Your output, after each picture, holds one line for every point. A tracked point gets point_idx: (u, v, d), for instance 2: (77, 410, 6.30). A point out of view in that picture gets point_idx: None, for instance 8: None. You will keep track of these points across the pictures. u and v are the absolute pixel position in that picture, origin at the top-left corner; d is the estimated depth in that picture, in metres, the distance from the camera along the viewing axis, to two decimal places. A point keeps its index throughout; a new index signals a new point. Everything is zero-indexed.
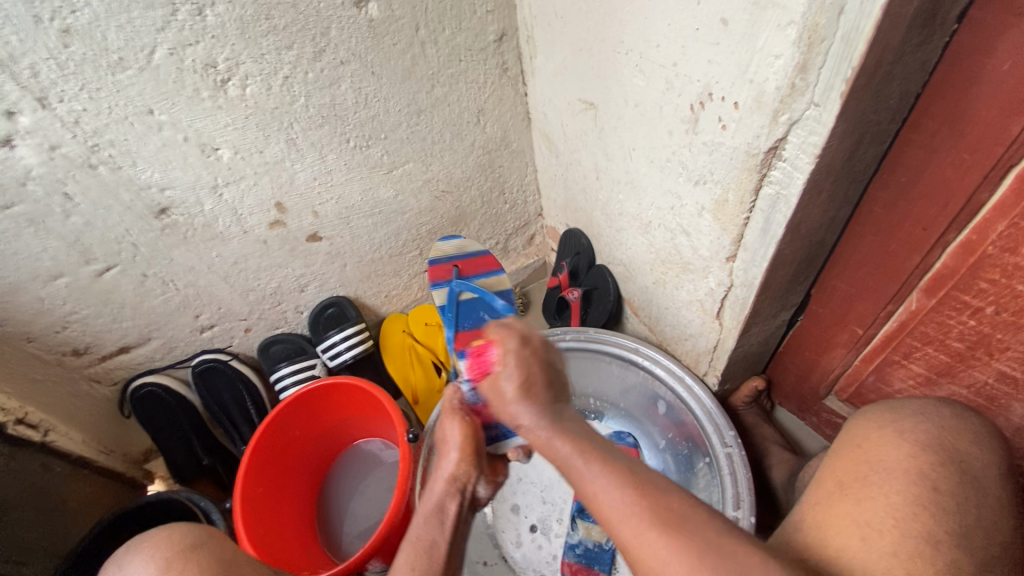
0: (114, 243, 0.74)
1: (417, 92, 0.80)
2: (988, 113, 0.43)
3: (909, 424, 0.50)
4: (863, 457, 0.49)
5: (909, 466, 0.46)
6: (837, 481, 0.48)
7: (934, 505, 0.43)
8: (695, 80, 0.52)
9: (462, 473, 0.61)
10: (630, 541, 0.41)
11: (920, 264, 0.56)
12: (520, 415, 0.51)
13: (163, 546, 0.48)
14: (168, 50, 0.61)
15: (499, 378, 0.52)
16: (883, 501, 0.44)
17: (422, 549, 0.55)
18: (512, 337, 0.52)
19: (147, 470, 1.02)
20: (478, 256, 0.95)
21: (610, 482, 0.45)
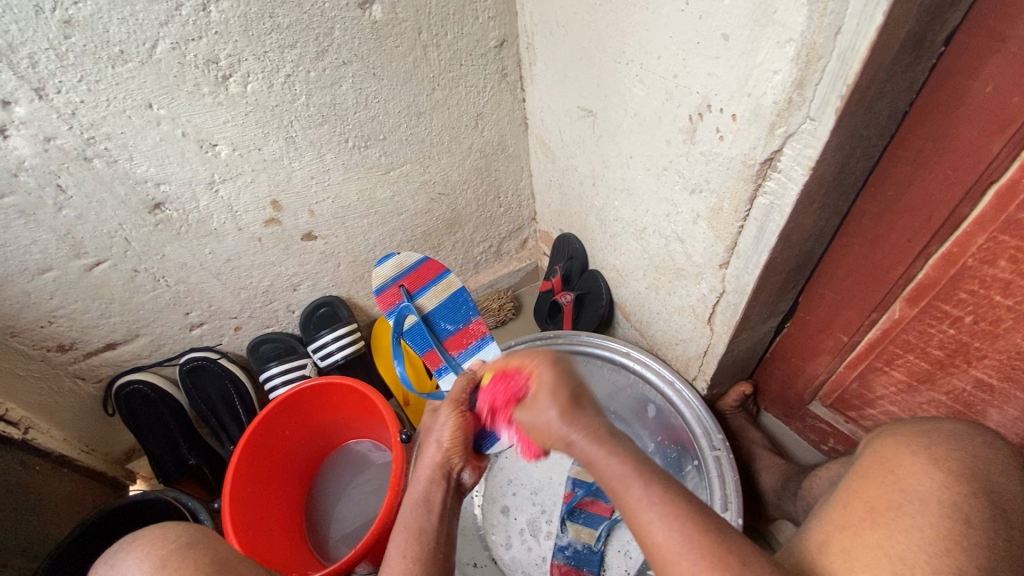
0: (106, 237, 0.73)
1: (417, 94, 0.80)
2: (972, 132, 0.46)
3: (943, 452, 0.49)
4: (894, 483, 0.48)
5: (940, 498, 0.45)
6: (866, 506, 0.47)
7: (966, 541, 0.43)
8: (694, 91, 0.54)
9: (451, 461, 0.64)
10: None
11: (903, 275, 0.58)
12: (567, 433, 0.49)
13: (156, 544, 0.47)
14: (170, 44, 0.61)
15: (540, 394, 0.52)
16: (917, 535, 0.44)
17: (412, 534, 0.55)
18: (545, 357, 0.55)
19: (129, 470, 1.00)
20: (417, 269, 0.94)
21: (667, 510, 0.42)
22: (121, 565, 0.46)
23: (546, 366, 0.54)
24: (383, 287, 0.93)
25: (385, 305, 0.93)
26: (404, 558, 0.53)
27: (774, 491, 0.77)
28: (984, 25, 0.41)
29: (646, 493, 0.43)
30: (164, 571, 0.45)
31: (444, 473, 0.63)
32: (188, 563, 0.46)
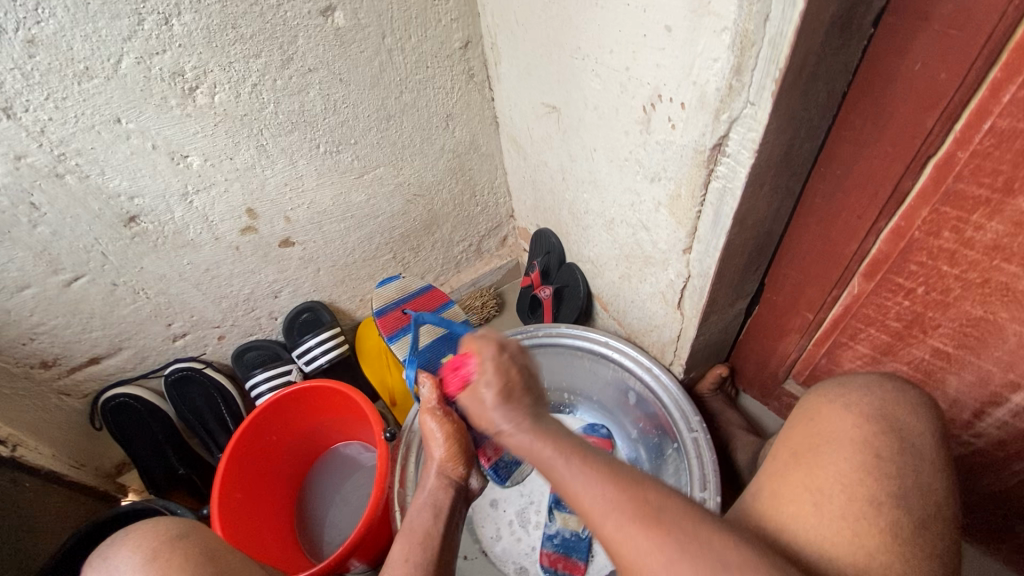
0: (82, 252, 0.74)
1: (385, 98, 0.82)
2: (906, 109, 0.48)
3: (856, 397, 0.52)
4: (815, 429, 0.50)
5: (854, 435, 0.48)
6: (792, 453, 0.50)
7: (878, 471, 0.46)
8: (645, 82, 0.56)
9: (453, 472, 0.65)
10: (608, 532, 0.42)
11: (858, 251, 0.60)
12: (499, 420, 0.52)
13: (147, 537, 0.49)
14: (135, 59, 0.62)
15: (479, 386, 0.54)
16: (833, 470, 0.46)
17: (418, 535, 0.57)
18: (489, 345, 0.56)
19: (120, 483, 1.00)
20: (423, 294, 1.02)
21: (590, 478, 0.44)
22: (114, 557, 0.48)
23: (490, 356, 0.55)
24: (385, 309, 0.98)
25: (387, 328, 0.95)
26: (411, 559, 0.53)
27: (751, 468, 0.78)
28: (907, 6, 0.43)
29: (571, 467, 0.46)
30: (154, 563, 0.46)
31: (451, 482, 0.65)
32: (179, 556, 0.47)
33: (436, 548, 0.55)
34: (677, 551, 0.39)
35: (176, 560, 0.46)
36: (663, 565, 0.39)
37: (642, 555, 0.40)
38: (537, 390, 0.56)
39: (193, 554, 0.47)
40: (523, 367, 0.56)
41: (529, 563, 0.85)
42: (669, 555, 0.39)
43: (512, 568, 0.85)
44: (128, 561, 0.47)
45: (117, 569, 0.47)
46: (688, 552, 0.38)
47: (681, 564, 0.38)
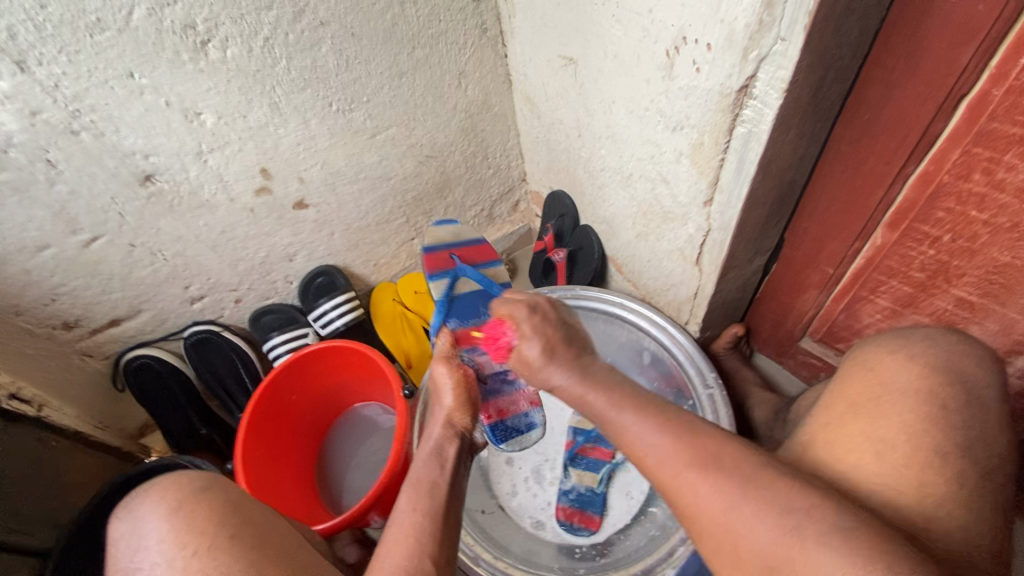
0: (100, 211, 0.74)
1: (397, 54, 0.80)
2: (940, 45, 0.46)
3: (920, 348, 0.52)
4: (875, 380, 0.51)
5: (920, 386, 0.48)
6: (848, 403, 0.50)
7: (944, 422, 0.46)
8: (670, 24, 0.54)
9: (460, 422, 0.66)
10: (667, 480, 0.43)
11: (883, 200, 0.59)
12: (549, 375, 0.54)
13: (171, 488, 0.49)
14: (146, 10, 0.61)
15: (521, 350, 0.55)
16: (897, 420, 0.47)
17: (422, 488, 0.56)
18: (521, 308, 0.57)
19: (143, 444, 1.03)
20: (473, 246, 0.91)
21: (645, 426, 0.46)
22: (139, 509, 0.48)
23: (524, 318, 0.56)
24: (435, 248, 0.88)
25: (432, 266, 0.86)
26: (416, 510, 0.53)
27: (766, 424, 0.79)
28: None
29: (626, 416, 0.47)
30: (180, 512, 0.47)
31: (457, 431, 0.65)
32: (203, 507, 0.47)
33: (442, 498, 0.55)
34: (739, 492, 0.41)
35: (200, 512, 0.47)
36: (725, 511, 0.41)
37: (705, 501, 0.41)
38: (580, 342, 0.56)
39: (218, 506, 0.48)
40: (556, 319, 0.58)
41: (545, 517, 0.87)
42: (732, 502, 0.41)
43: (528, 522, 0.87)
44: (152, 510, 0.47)
45: (144, 517, 0.47)
46: (749, 495, 0.40)
47: (748, 510, 0.40)
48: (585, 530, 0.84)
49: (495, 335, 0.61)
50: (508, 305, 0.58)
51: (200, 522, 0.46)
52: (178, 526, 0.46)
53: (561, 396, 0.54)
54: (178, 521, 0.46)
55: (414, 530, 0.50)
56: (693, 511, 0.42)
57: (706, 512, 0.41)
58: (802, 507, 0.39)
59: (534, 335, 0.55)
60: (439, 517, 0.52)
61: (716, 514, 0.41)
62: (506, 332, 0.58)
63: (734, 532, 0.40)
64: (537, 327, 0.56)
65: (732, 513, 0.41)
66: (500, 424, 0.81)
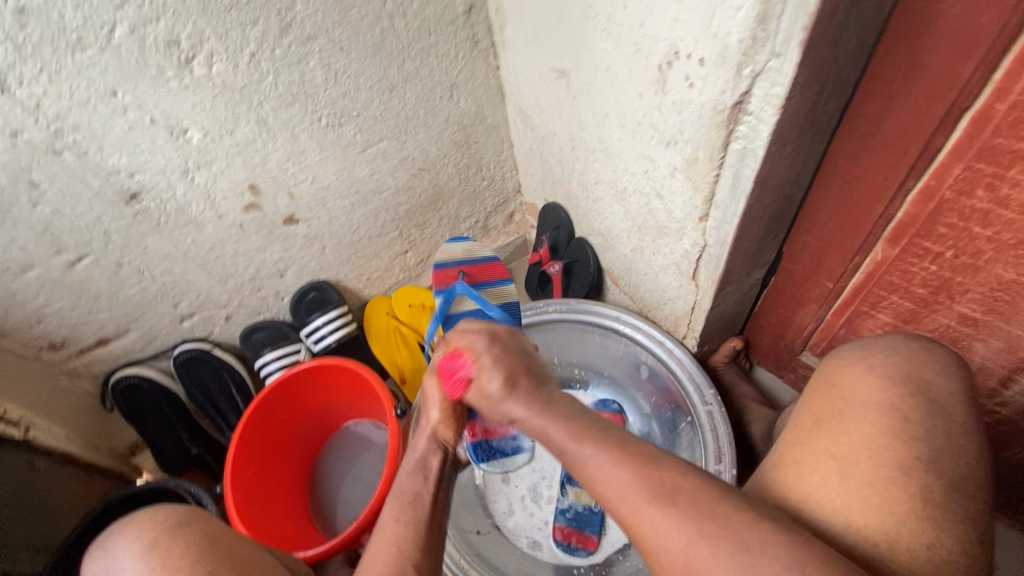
0: (85, 231, 0.73)
1: (387, 67, 0.79)
2: (940, 59, 0.45)
3: (881, 360, 0.50)
4: (836, 395, 0.49)
5: (880, 399, 0.47)
6: (813, 419, 0.48)
7: (906, 435, 0.44)
8: (661, 39, 0.53)
9: (445, 438, 0.61)
10: (627, 517, 0.40)
11: (883, 215, 0.58)
12: (512, 410, 0.50)
13: (146, 526, 0.48)
14: (128, 28, 0.60)
15: (483, 380, 0.52)
16: (859, 435, 0.45)
17: (406, 499, 0.54)
18: (478, 339, 0.55)
19: (134, 464, 1.01)
20: (485, 264, 0.83)
21: (606, 459, 0.42)
22: (115, 548, 0.47)
23: (485, 349, 0.54)
24: (444, 264, 0.83)
25: (437, 283, 0.81)
26: (398, 521, 0.52)
27: (767, 441, 0.77)
28: None
29: (587, 451, 0.43)
30: (155, 550, 0.45)
31: (441, 447, 0.61)
32: (179, 542, 0.46)
33: (427, 504, 0.54)
34: (694, 528, 0.37)
35: (175, 549, 0.45)
36: (682, 548, 0.37)
37: (662, 539, 0.38)
38: (541, 372, 0.54)
39: (195, 542, 0.46)
40: (515, 350, 0.55)
41: (542, 537, 0.85)
42: (688, 539, 0.37)
43: (525, 542, 0.85)
44: (129, 550, 0.46)
45: (120, 556, 0.46)
46: (706, 531, 0.36)
47: (702, 547, 0.36)
48: (582, 551, 0.82)
49: (452, 370, 0.57)
50: (462, 336, 0.56)
51: (175, 560, 0.44)
52: (153, 565, 0.45)
53: (523, 430, 0.51)
54: (153, 558, 0.45)
55: (395, 537, 0.50)
56: (652, 550, 0.39)
57: (664, 551, 0.38)
58: (756, 544, 0.35)
59: (494, 367, 0.52)
60: (427, 548, 0.50)
61: (672, 552, 0.37)
62: (462, 366, 0.55)
63: (693, 571, 0.36)
64: (497, 359, 0.53)
65: (689, 552, 0.37)
66: (485, 444, 0.77)
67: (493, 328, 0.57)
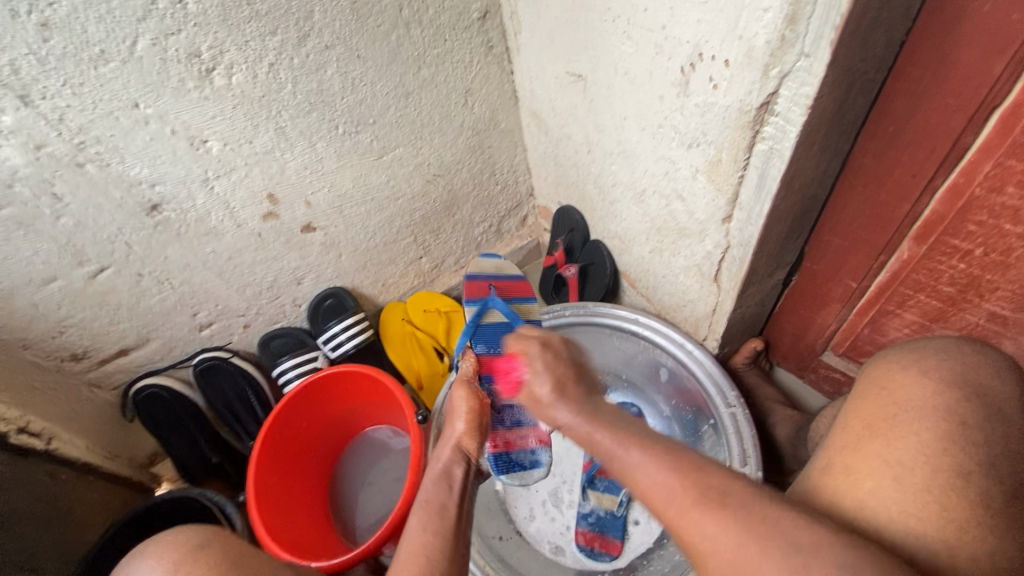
0: (106, 242, 0.73)
1: (403, 74, 0.79)
2: (971, 55, 0.44)
3: (933, 362, 0.49)
4: (888, 398, 0.48)
5: (935, 403, 0.46)
6: (864, 423, 0.48)
7: (964, 440, 0.44)
8: (684, 41, 0.53)
9: (468, 447, 0.63)
10: (673, 518, 0.41)
11: (910, 213, 0.57)
12: (559, 414, 0.56)
13: (167, 550, 0.48)
14: (150, 40, 0.61)
15: (533, 383, 0.59)
16: (914, 440, 0.45)
17: (432, 509, 0.55)
18: (533, 344, 0.62)
19: (153, 473, 1.01)
20: (513, 282, 0.88)
21: (652, 462, 0.44)
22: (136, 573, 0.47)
23: (537, 355, 0.61)
24: (476, 276, 0.87)
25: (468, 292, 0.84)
26: (426, 532, 0.51)
27: (791, 443, 0.77)
28: None
29: (633, 454, 0.46)
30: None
31: (465, 457, 0.63)
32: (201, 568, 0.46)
33: (452, 520, 0.54)
34: (743, 529, 0.37)
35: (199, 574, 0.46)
36: (731, 549, 0.37)
37: (708, 540, 0.38)
38: (589, 380, 0.61)
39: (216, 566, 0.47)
40: (568, 362, 0.62)
41: (565, 542, 0.85)
42: (737, 539, 0.37)
43: (547, 547, 0.85)
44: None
45: None
46: (756, 532, 0.37)
47: (752, 546, 0.37)
48: (606, 556, 0.82)
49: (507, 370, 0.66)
50: (521, 340, 0.64)
51: None
52: None
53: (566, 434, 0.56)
54: None
55: (425, 547, 0.50)
56: (701, 555, 0.39)
57: (713, 553, 0.38)
58: (807, 544, 0.36)
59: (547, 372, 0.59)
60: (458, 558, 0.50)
61: (722, 553, 0.37)
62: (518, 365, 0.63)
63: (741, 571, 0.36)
64: (551, 365, 0.60)
65: (740, 552, 0.37)
66: (504, 455, 0.77)
67: (548, 336, 0.64)
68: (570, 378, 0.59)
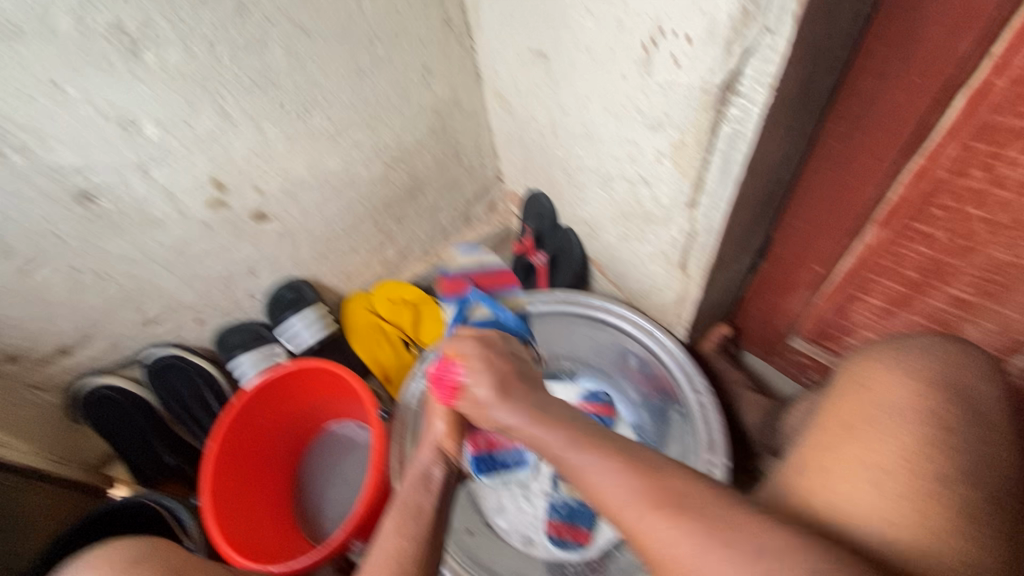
0: (35, 235, 0.68)
1: (355, 51, 0.74)
2: (938, 32, 0.43)
3: (917, 362, 0.48)
4: (869, 398, 0.47)
5: (917, 405, 0.45)
6: (841, 424, 0.47)
7: (947, 445, 0.43)
8: (645, 15, 0.50)
9: (448, 448, 0.60)
10: (631, 524, 0.40)
11: (875, 196, 0.56)
12: (505, 417, 0.52)
13: None
14: (67, 12, 0.55)
15: (472, 385, 0.55)
16: (894, 444, 0.44)
17: (407, 511, 0.53)
18: (471, 345, 0.58)
19: (106, 474, 0.97)
20: (495, 276, 0.96)
21: (602, 465, 0.43)
22: None
23: (475, 355, 0.57)
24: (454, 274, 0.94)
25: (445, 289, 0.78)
26: (400, 537, 0.50)
27: (759, 429, 0.76)
28: None
29: (580, 457, 0.44)
30: None
31: (445, 458, 0.59)
32: None
33: (427, 525, 0.52)
34: (700, 535, 0.37)
35: None
36: (694, 554, 0.36)
37: (667, 544, 0.38)
38: (531, 376, 0.57)
39: None
40: (507, 359, 0.58)
41: (535, 533, 0.84)
42: (698, 546, 0.36)
43: (518, 539, 0.84)
44: None
45: None
46: (715, 538, 0.36)
47: (714, 555, 0.36)
48: (575, 545, 0.81)
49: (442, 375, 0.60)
50: (455, 341, 0.60)
51: None
52: None
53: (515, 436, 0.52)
54: None
55: (396, 552, 0.49)
56: (666, 564, 0.38)
57: (671, 560, 0.37)
58: (771, 550, 0.35)
59: (486, 375, 0.54)
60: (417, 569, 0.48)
61: (680, 560, 0.37)
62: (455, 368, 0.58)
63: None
64: (486, 367, 0.56)
65: (697, 559, 0.36)
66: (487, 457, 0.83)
67: (485, 336, 0.60)
68: (512, 377, 0.55)
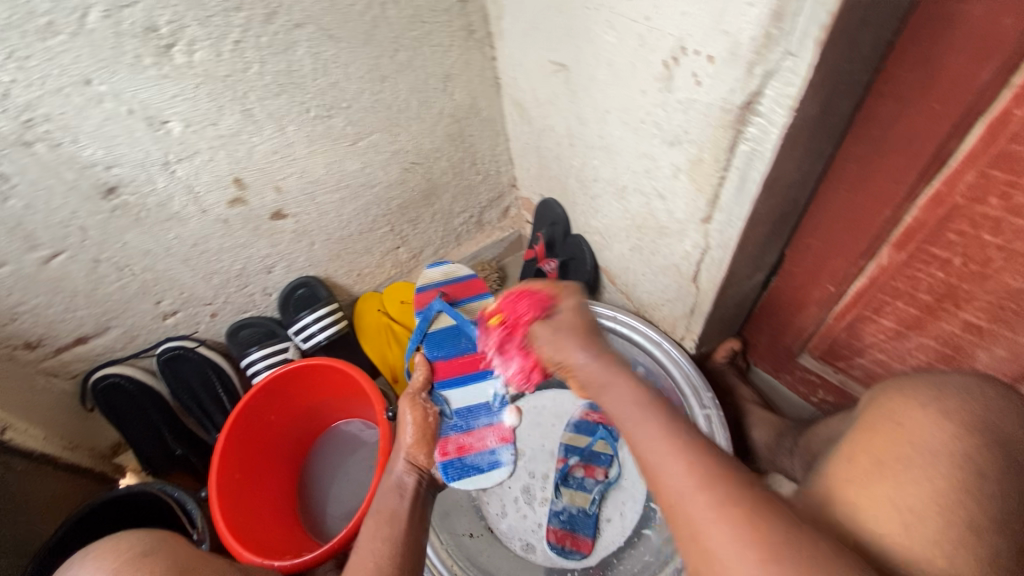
0: (60, 226, 0.69)
1: (379, 56, 0.76)
2: (959, 61, 0.43)
3: (954, 404, 0.47)
4: (902, 436, 0.46)
5: (952, 449, 0.44)
6: (872, 459, 0.46)
7: (980, 493, 0.41)
8: (668, 34, 0.50)
9: (418, 460, 0.70)
10: (697, 525, 0.38)
11: (891, 219, 0.56)
12: (578, 356, 0.57)
13: (110, 556, 0.45)
14: (102, 12, 0.56)
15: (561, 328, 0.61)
16: (927, 487, 0.42)
17: (384, 516, 0.58)
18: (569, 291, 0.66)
19: (117, 463, 0.98)
20: (466, 284, 0.99)
21: (685, 461, 0.41)
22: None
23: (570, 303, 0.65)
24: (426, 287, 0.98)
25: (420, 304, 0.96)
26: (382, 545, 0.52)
27: (767, 446, 0.76)
28: None
29: (673, 459, 0.41)
30: None
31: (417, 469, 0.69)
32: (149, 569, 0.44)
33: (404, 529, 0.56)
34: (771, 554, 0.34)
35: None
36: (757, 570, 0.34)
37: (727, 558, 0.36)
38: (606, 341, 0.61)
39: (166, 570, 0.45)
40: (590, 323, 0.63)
41: (536, 540, 0.83)
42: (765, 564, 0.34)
43: (518, 545, 0.83)
44: None
45: None
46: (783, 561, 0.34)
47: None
48: (576, 554, 0.81)
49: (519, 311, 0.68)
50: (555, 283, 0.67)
51: None
52: None
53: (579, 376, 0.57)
54: None
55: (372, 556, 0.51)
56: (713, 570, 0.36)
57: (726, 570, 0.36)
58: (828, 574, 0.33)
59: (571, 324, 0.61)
60: None
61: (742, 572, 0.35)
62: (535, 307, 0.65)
63: None
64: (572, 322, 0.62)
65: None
66: (456, 461, 0.85)
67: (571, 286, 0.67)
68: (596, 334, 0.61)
